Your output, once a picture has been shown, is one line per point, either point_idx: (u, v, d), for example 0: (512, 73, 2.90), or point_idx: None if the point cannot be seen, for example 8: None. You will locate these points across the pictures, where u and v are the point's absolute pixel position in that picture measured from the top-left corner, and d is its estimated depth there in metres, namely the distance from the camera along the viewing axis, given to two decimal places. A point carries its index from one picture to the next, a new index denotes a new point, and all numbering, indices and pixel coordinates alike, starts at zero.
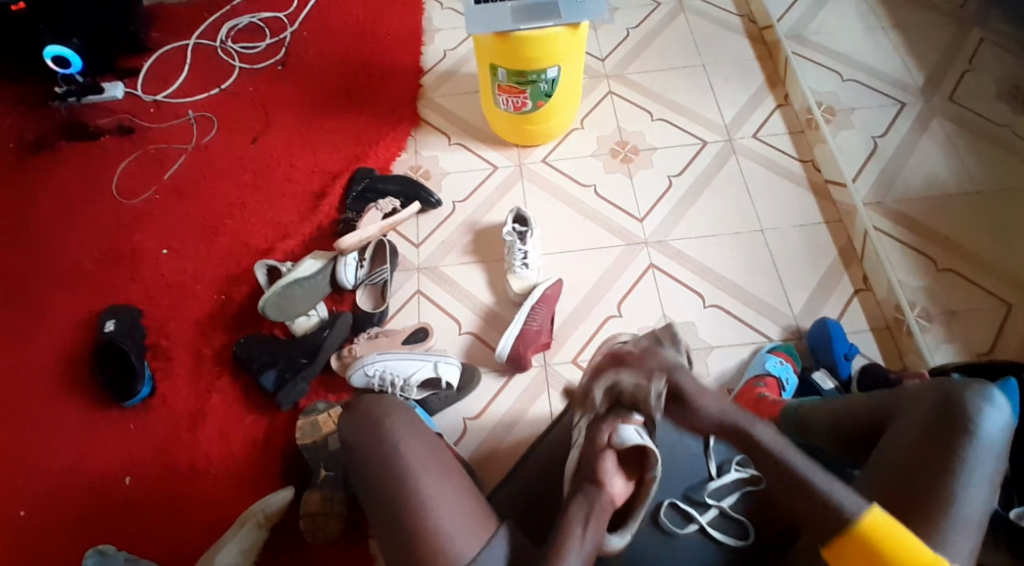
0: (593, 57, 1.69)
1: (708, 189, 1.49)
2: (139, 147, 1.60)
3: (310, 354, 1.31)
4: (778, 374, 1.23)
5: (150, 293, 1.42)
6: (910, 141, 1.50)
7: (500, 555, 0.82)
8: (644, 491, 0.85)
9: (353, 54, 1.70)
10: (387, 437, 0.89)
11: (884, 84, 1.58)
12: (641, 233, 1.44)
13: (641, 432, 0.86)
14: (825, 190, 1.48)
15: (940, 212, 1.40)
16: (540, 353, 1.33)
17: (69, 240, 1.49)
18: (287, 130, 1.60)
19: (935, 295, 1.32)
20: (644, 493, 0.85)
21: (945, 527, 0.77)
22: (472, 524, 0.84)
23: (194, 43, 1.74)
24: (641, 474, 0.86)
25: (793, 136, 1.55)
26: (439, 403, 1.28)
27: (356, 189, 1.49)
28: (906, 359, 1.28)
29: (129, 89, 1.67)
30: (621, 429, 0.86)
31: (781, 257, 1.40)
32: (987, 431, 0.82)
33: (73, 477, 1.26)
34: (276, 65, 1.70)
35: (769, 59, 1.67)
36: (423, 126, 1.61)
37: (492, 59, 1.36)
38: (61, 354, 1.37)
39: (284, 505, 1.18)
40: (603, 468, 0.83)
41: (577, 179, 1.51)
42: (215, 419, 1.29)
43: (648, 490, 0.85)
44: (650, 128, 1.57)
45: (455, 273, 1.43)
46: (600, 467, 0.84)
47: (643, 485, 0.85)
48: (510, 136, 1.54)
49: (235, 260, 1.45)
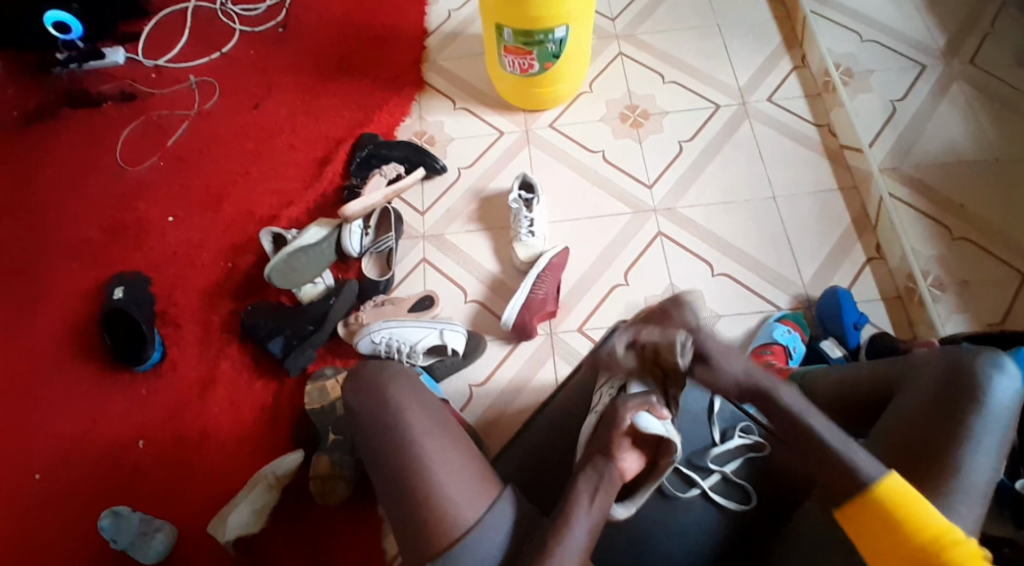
0: (602, 17, 1.64)
1: (720, 155, 1.46)
2: (142, 113, 1.58)
3: (316, 321, 1.31)
4: (786, 343, 1.22)
5: (157, 262, 1.43)
6: (929, 105, 1.45)
7: (506, 516, 0.83)
8: (656, 472, 0.84)
9: (356, 15, 1.66)
10: (391, 404, 0.90)
11: (905, 44, 1.52)
12: (650, 201, 1.42)
13: (664, 423, 0.84)
14: (840, 155, 1.44)
15: (957, 178, 1.37)
16: (545, 321, 1.33)
17: (75, 209, 1.49)
18: (291, 95, 1.58)
19: (948, 263, 1.30)
20: (655, 475, 0.84)
21: (950, 499, 0.77)
22: (474, 491, 0.84)
23: (195, 6, 1.71)
24: (656, 455, 0.85)
25: (809, 100, 1.51)
26: (445, 369, 1.28)
27: (360, 155, 1.47)
28: (917, 329, 1.26)
29: (130, 54, 1.65)
30: (643, 416, 0.83)
31: (793, 224, 1.38)
32: (996, 402, 0.81)
33: (88, 441, 1.28)
34: (277, 27, 1.66)
35: (785, 18, 1.61)
36: (428, 90, 1.58)
37: (497, 19, 1.32)
38: (72, 322, 1.38)
39: (293, 468, 1.20)
40: (618, 442, 0.83)
41: (586, 145, 1.49)
42: (224, 386, 1.31)
43: (658, 475, 0.84)
44: (661, 91, 1.53)
45: (461, 240, 1.42)
46: (614, 442, 0.83)
47: (653, 469, 0.85)
48: (517, 100, 1.51)
49: (240, 228, 1.45)
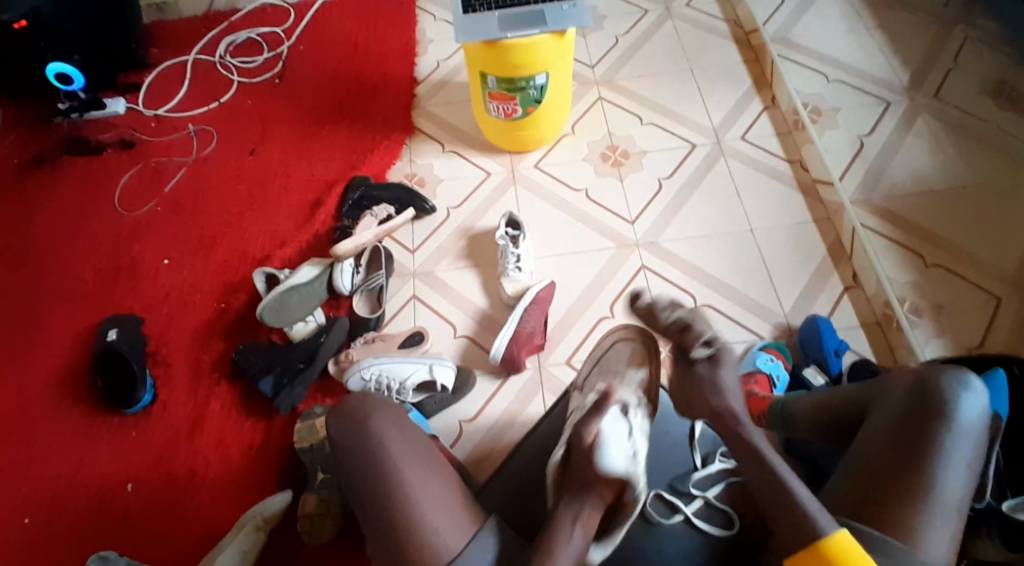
0: (582, 64, 1.72)
1: (698, 190, 1.51)
2: (140, 160, 1.63)
3: (307, 359, 1.34)
4: (769, 371, 1.25)
5: (151, 304, 1.45)
6: (896, 138, 1.52)
7: (489, 545, 0.85)
8: (623, 514, 0.85)
9: (348, 66, 1.74)
10: (372, 437, 0.91)
11: (871, 84, 1.60)
12: (632, 235, 1.46)
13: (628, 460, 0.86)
14: (813, 189, 1.49)
15: (929, 207, 1.42)
16: (533, 355, 1.35)
17: (71, 252, 1.52)
18: (285, 141, 1.63)
19: (924, 289, 1.34)
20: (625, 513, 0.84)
21: (927, 515, 0.82)
22: (454, 522, 0.86)
23: (194, 59, 1.78)
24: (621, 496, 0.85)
25: (781, 137, 1.57)
26: (435, 405, 1.30)
27: (352, 197, 1.51)
28: (897, 354, 1.29)
29: (130, 104, 1.72)
30: (605, 451, 0.85)
31: (771, 255, 1.42)
32: (964, 420, 0.86)
33: (75, 486, 1.28)
34: (273, 78, 1.73)
35: (755, 62, 1.69)
36: (418, 134, 1.64)
37: (481, 68, 1.38)
38: (65, 364, 1.40)
39: (281, 509, 1.20)
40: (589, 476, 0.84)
41: (569, 183, 1.54)
42: (216, 426, 1.32)
43: (627, 515, 0.84)
44: (639, 132, 1.60)
45: (450, 277, 1.45)
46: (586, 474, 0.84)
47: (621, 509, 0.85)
48: (502, 142, 1.57)
49: (235, 270, 1.48)
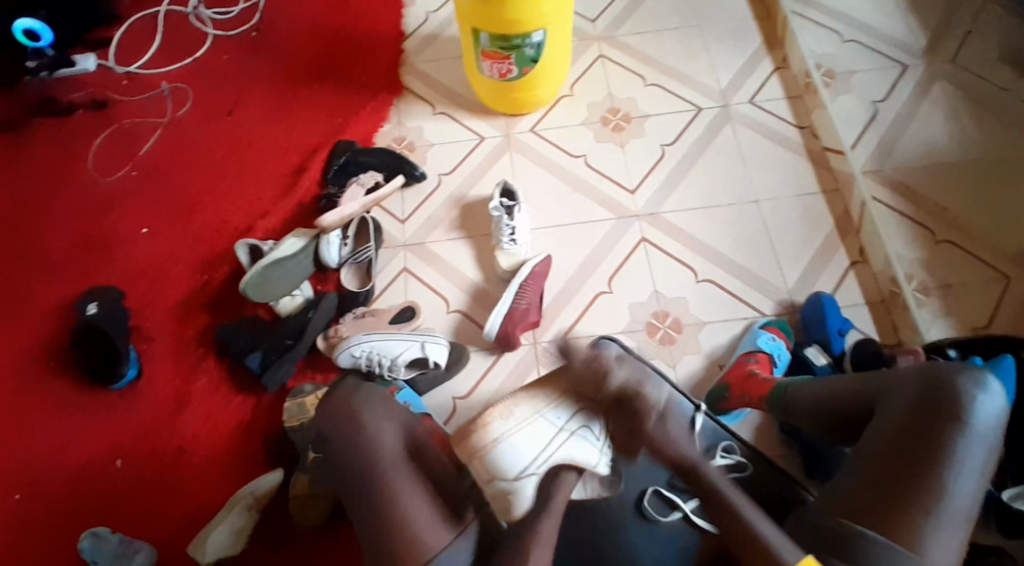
0: (582, 18, 1.62)
1: (702, 158, 1.44)
2: (113, 122, 1.55)
3: (295, 335, 1.29)
4: (770, 350, 1.21)
5: (131, 276, 1.40)
6: (912, 105, 1.44)
7: (466, 552, 0.84)
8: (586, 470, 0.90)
9: (331, 18, 1.63)
10: (361, 430, 0.91)
11: (887, 45, 1.51)
12: (633, 205, 1.40)
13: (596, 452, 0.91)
14: (823, 158, 1.43)
15: (940, 181, 1.36)
16: (528, 331, 1.30)
17: (45, 220, 1.45)
18: (266, 101, 1.54)
19: (931, 267, 1.29)
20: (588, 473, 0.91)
21: (935, 522, 0.79)
22: (438, 522, 0.85)
23: (166, 10, 1.67)
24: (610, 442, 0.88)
25: (791, 101, 1.49)
26: (427, 383, 1.27)
27: (338, 162, 1.44)
28: (901, 334, 1.26)
29: (101, 60, 1.61)
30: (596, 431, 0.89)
31: (776, 228, 1.37)
32: (977, 422, 0.83)
33: (61, 463, 1.25)
34: (252, 31, 1.63)
35: (766, 18, 1.60)
36: (407, 94, 1.55)
37: (473, 23, 1.29)
38: (43, 338, 1.35)
39: (272, 488, 1.17)
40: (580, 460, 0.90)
41: (567, 149, 1.47)
42: (203, 403, 1.28)
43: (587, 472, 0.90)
44: (642, 94, 1.52)
45: (442, 249, 1.40)
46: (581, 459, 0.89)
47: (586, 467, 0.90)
48: (497, 104, 1.48)
49: (217, 240, 1.42)
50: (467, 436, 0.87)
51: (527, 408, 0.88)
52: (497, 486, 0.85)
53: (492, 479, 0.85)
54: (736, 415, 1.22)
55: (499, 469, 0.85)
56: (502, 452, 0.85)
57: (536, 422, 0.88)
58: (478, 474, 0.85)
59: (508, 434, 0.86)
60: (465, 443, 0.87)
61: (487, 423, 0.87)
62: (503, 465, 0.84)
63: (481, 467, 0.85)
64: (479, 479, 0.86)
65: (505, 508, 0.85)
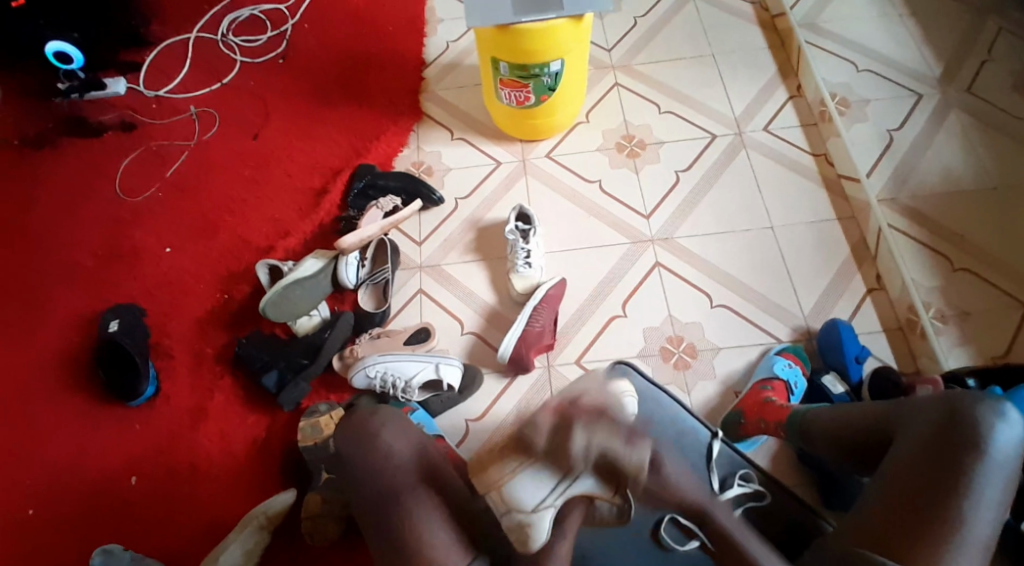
0: (599, 47, 1.65)
1: (718, 184, 1.45)
2: (141, 143, 1.59)
3: (310, 354, 1.31)
4: (787, 377, 1.20)
5: (152, 293, 1.42)
6: (927, 134, 1.45)
7: None
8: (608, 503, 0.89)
9: (354, 46, 1.67)
10: (381, 451, 0.92)
11: (901, 74, 1.53)
12: (647, 230, 1.41)
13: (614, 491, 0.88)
14: (838, 185, 1.43)
15: (957, 209, 1.36)
16: (543, 353, 1.31)
17: (73, 236, 1.49)
18: (288, 126, 1.58)
19: (949, 295, 1.28)
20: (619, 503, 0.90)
21: (954, 553, 0.78)
22: (452, 541, 0.85)
23: (195, 37, 1.72)
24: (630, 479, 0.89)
25: (805, 129, 1.51)
26: (441, 404, 1.26)
27: (358, 186, 1.47)
28: (919, 362, 1.25)
29: (131, 84, 1.66)
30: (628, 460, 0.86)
31: (791, 254, 1.37)
32: (997, 450, 0.82)
33: (78, 477, 1.26)
34: (276, 58, 1.67)
35: (781, 47, 1.62)
36: (426, 120, 1.59)
37: (492, 52, 1.32)
38: (65, 352, 1.37)
39: (284, 507, 1.18)
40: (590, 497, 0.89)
41: (583, 175, 1.48)
42: (219, 420, 1.29)
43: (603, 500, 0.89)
44: (657, 121, 1.53)
45: (458, 271, 1.41)
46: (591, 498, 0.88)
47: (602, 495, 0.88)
48: (514, 130, 1.51)
49: (238, 260, 1.44)
50: (486, 466, 0.85)
51: (549, 438, 0.83)
52: (513, 519, 0.84)
53: (508, 510, 0.84)
54: (754, 443, 1.21)
55: (516, 501, 0.83)
56: (518, 484, 0.83)
57: (548, 459, 0.84)
58: (494, 505, 0.84)
59: (522, 468, 0.83)
60: (482, 472, 0.86)
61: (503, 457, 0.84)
62: (517, 498, 0.83)
63: (499, 498, 0.84)
64: (496, 510, 0.85)
65: (523, 539, 0.84)
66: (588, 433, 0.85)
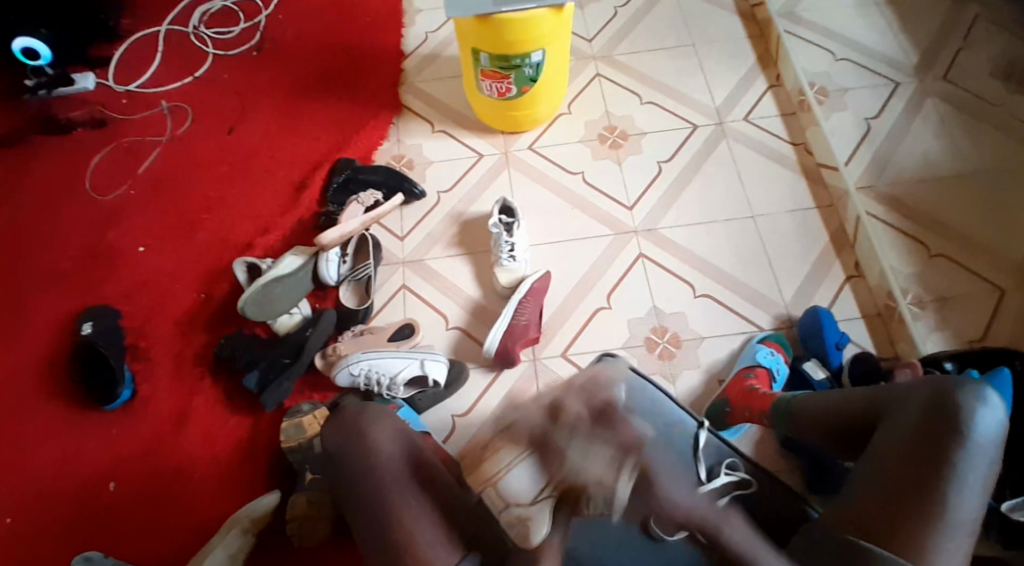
0: (579, 38, 1.64)
1: (700, 173, 1.46)
2: (113, 139, 1.55)
3: (293, 354, 1.28)
4: (770, 365, 1.22)
5: (128, 294, 1.39)
6: (904, 122, 1.46)
7: None
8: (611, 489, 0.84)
9: (331, 37, 1.64)
10: (370, 449, 0.91)
11: (879, 63, 1.54)
12: (631, 221, 1.41)
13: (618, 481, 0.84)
14: (817, 174, 1.44)
15: (934, 196, 1.38)
16: (528, 347, 1.30)
17: (44, 237, 1.45)
18: (265, 121, 1.55)
19: (927, 281, 1.30)
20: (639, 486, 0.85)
21: (941, 537, 0.79)
22: (446, 542, 0.84)
23: (167, 29, 1.68)
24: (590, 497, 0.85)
25: (785, 118, 1.51)
26: (427, 401, 1.25)
27: (336, 180, 1.45)
28: (898, 347, 1.26)
29: (100, 79, 1.62)
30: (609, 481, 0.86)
31: (773, 243, 1.38)
32: (980, 434, 0.83)
33: (56, 484, 1.23)
34: (251, 50, 1.64)
35: (760, 37, 1.62)
36: (405, 112, 1.57)
37: (473, 43, 1.30)
38: (38, 356, 1.34)
39: (270, 510, 1.17)
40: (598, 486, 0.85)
41: (565, 166, 1.48)
42: (201, 421, 1.27)
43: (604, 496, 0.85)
44: (639, 112, 1.53)
45: (441, 266, 1.40)
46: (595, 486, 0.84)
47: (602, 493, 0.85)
48: (495, 122, 1.50)
49: (215, 258, 1.42)
50: (481, 464, 0.89)
51: (530, 427, 0.90)
52: (511, 513, 0.83)
53: (506, 506, 0.84)
54: (737, 430, 1.22)
55: (511, 494, 0.84)
56: (510, 476, 0.85)
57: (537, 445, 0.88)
58: (492, 503, 0.85)
59: (512, 457, 0.86)
60: (478, 472, 0.89)
61: (497, 450, 0.89)
62: (511, 489, 0.84)
63: (495, 496, 0.85)
64: (495, 508, 0.85)
65: (524, 534, 0.83)
66: (560, 418, 0.90)
